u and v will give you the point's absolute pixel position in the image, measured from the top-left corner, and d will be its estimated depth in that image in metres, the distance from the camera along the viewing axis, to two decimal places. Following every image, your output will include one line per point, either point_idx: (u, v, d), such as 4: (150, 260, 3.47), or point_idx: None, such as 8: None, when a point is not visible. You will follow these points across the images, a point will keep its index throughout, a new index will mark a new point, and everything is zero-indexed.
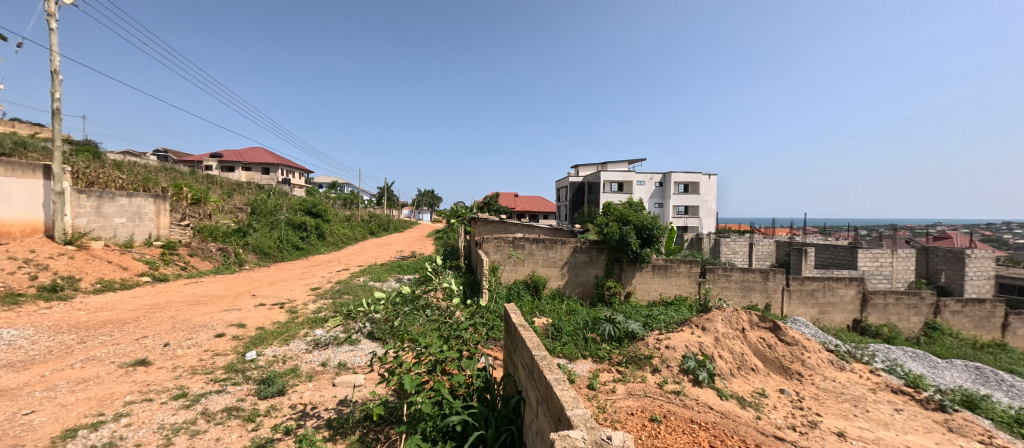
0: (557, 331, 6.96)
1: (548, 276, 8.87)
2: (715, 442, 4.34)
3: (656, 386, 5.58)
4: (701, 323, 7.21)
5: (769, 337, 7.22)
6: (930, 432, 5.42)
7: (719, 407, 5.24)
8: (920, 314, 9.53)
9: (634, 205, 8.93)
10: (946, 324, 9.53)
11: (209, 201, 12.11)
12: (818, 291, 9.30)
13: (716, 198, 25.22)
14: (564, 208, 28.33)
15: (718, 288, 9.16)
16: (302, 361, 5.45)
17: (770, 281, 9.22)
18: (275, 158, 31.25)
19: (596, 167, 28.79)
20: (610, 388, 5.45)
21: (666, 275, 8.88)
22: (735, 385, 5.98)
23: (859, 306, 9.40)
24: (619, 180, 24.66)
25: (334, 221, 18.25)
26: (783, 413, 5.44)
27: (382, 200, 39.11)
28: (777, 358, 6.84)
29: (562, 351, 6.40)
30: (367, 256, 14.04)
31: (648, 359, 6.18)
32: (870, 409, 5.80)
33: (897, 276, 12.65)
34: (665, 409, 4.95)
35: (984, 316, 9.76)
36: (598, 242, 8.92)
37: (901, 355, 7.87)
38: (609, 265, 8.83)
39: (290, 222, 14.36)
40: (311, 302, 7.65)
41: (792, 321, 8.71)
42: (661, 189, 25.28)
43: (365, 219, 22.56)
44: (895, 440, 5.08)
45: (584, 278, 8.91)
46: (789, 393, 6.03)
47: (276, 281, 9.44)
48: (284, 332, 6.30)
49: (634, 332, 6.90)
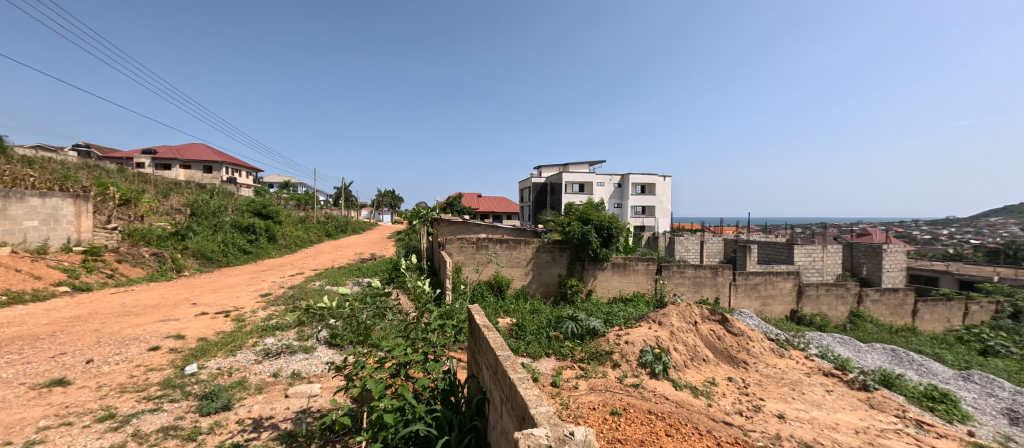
0: (521, 329, 6.57)
1: (512, 277, 8.53)
2: (673, 431, 4.11)
3: (616, 380, 5.37)
4: (656, 317, 7.07)
5: (718, 329, 7.19)
6: (856, 410, 5.51)
7: (674, 398, 5.08)
8: (846, 303, 9.95)
9: (594, 204, 8.72)
10: (868, 312, 9.99)
11: (141, 202, 10.93)
12: (760, 284, 9.51)
13: (670, 198, 25.90)
14: (527, 209, 28.16)
15: (672, 283, 9.14)
16: (250, 372, 4.52)
17: (719, 277, 9.29)
18: (219, 156, 29.15)
19: (559, 167, 28.86)
20: (573, 385, 5.15)
21: (625, 273, 8.76)
22: (688, 376, 5.85)
23: (796, 298, 9.72)
24: (580, 180, 24.83)
25: (286, 223, 17.13)
26: (730, 400, 5.34)
27: (338, 199, 37.54)
28: (726, 348, 6.80)
29: (526, 350, 6.04)
30: (324, 259, 13.18)
31: (608, 354, 5.96)
32: (805, 391, 5.86)
33: (828, 269, 13.23)
34: (625, 402, 4.69)
35: (898, 304, 10.28)
36: (560, 241, 8.66)
37: (830, 341, 8.13)
38: (571, 264, 8.60)
39: (236, 225, 13.24)
40: (260, 309, 6.82)
41: (738, 314, 8.82)
42: (620, 190, 25.56)
43: (321, 220, 21.40)
44: (828, 419, 5.11)
45: (547, 277, 8.63)
46: (737, 380, 5.96)
47: (220, 288, 8.54)
48: (229, 342, 5.28)
49: (596, 329, 6.66)
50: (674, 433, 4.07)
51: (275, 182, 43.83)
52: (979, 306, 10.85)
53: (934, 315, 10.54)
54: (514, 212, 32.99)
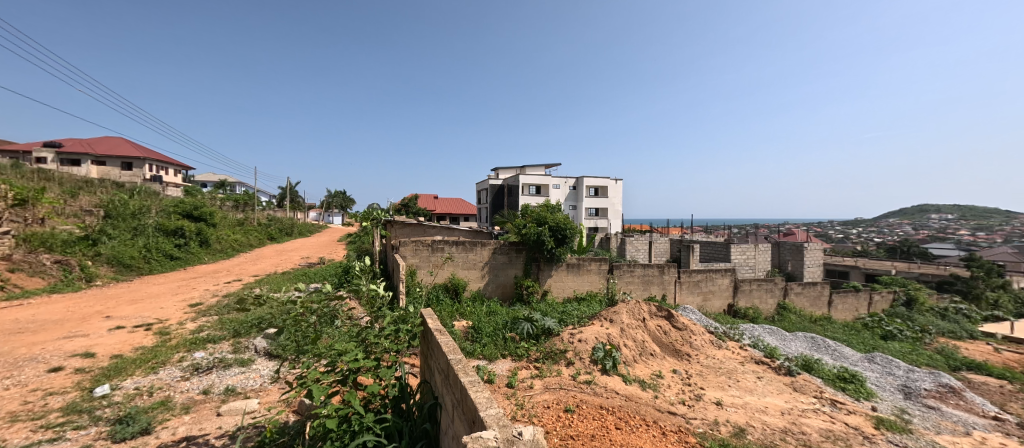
0: (477, 332, 6.53)
1: (468, 279, 8.48)
2: (622, 424, 4.28)
3: (570, 378, 5.50)
4: (608, 315, 7.35)
5: (664, 324, 7.59)
6: (782, 393, 6.05)
7: (623, 392, 5.29)
8: (774, 297, 10.91)
9: (550, 206, 8.84)
10: (793, 304, 11.02)
11: (42, 202, 9.63)
12: (702, 281, 10.17)
13: (621, 200, 26.98)
14: (484, 210, 28.12)
15: (623, 282, 9.52)
16: (176, 391, 4.12)
17: (665, 275, 9.81)
18: (140, 152, 26.35)
19: (515, 169, 29.07)
20: (528, 385, 5.20)
21: (579, 273, 9.00)
22: (636, 370, 6.12)
23: (732, 293, 10.50)
24: (536, 183, 25.12)
25: (222, 226, 15.81)
26: (674, 391, 5.66)
27: (282, 200, 35.29)
28: (671, 342, 7.20)
29: (481, 352, 6.02)
30: (264, 264, 12.30)
31: (562, 353, 6.09)
32: (739, 378, 6.34)
33: (760, 266, 14.43)
34: (578, 399, 4.82)
35: (817, 295, 11.43)
36: (516, 243, 8.73)
37: (761, 331, 8.88)
38: (528, 266, 8.70)
39: (161, 228, 12.01)
40: (189, 321, 6.22)
41: (682, 309, 9.37)
42: (575, 192, 26.20)
43: (262, 222, 19.98)
44: (758, 403, 5.56)
45: (503, 278, 8.67)
46: (680, 372, 6.33)
47: (141, 298, 7.69)
48: (150, 359, 4.77)
49: (551, 328, 6.79)
50: (623, 426, 4.25)
51: (210, 181, 40.35)
52: (881, 296, 12.35)
53: (846, 305, 11.84)
54: (470, 214, 32.78)
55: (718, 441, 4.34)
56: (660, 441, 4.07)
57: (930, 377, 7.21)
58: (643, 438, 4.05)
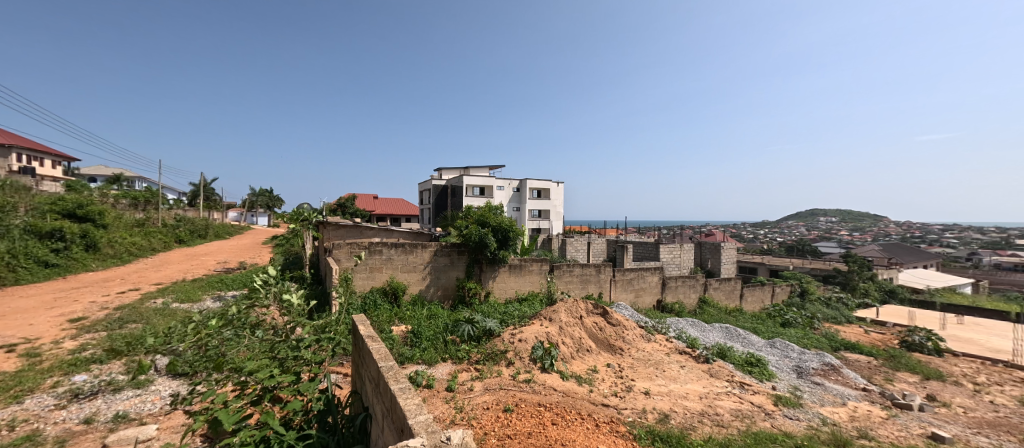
0: (416, 336, 6.35)
1: (408, 282, 8.21)
2: (559, 420, 4.42)
3: (509, 377, 5.56)
4: (547, 314, 7.54)
5: (600, 321, 7.94)
6: (700, 379, 6.64)
7: (561, 388, 5.46)
8: (696, 292, 11.94)
9: (492, 207, 8.85)
10: (711, 298, 12.14)
11: None
12: (634, 278, 10.81)
13: (561, 202, 27.86)
14: (426, 211, 27.48)
15: (562, 282, 9.82)
16: (47, 423, 3.51)
17: (602, 274, 10.29)
18: (6, 139, 22.04)
19: (458, 170, 28.77)
20: (468, 387, 5.17)
21: (521, 274, 9.12)
22: (574, 366, 6.35)
23: (661, 289, 11.31)
24: (480, 184, 25.03)
25: (115, 227, 13.75)
26: (608, 384, 5.95)
27: (195, 198, 31.58)
28: (606, 338, 7.57)
29: (421, 357, 5.86)
30: (170, 271, 10.91)
31: (503, 353, 6.15)
32: (665, 368, 6.85)
33: (685, 264, 15.72)
34: (517, 398, 4.89)
35: (731, 289, 12.70)
36: (458, 244, 8.63)
37: (684, 324, 9.66)
38: (469, 267, 8.63)
39: (33, 229, 10.15)
40: (68, 339, 5.33)
41: (616, 306, 9.90)
42: (518, 194, 26.49)
43: (168, 223, 17.71)
44: (681, 390, 6.04)
45: (445, 281, 8.53)
46: (613, 366, 6.67)
47: (4, 314, 6.44)
48: (10, 387, 4.00)
49: (492, 329, 6.81)
50: (560, 421, 4.39)
51: (100, 176, 34.86)
52: (782, 288, 14.05)
53: (754, 297, 13.29)
54: (410, 215, 31.84)
55: (646, 427, 4.63)
56: (593, 432, 4.26)
57: (817, 357, 8.34)
58: (577, 431, 4.22)
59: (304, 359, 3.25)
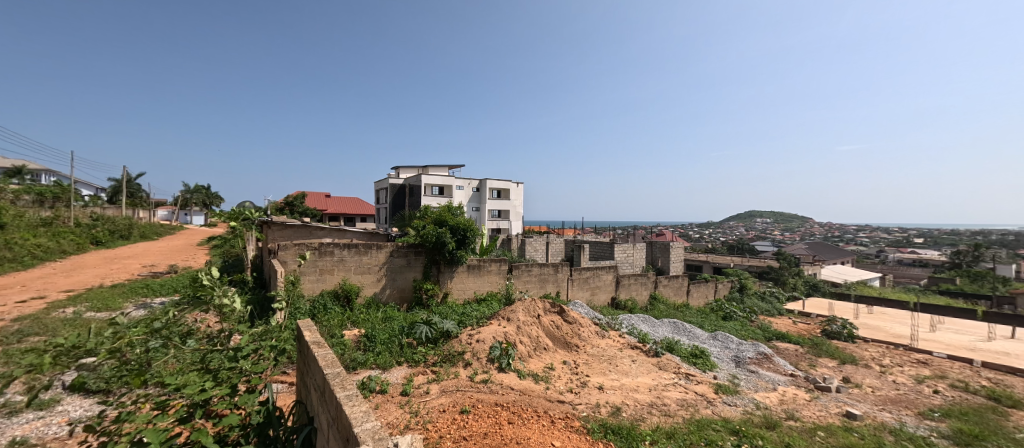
0: (370, 340, 6.13)
1: (362, 284, 7.90)
2: (515, 419, 4.45)
3: (467, 378, 5.51)
4: (505, 314, 7.56)
5: (557, 319, 8.09)
6: (650, 372, 6.96)
7: (518, 387, 5.49)
8: (648, 289, 12.50)
9: (451, 207, 8.73)
10: (661, 294, 12.77)
11: None
12: (590, 277, 11.13)
13: (521, 203, 28.07)
14: (382, 210, 26.66)
15: (521, 281, 9.89)
16: None
17: (559, 273, 10.49)
18: None
19: (416, 169, 28.16)
20: (424, 390, 5.06)
21: (479, 274, 9.09)
22: (531, 365, 6.42)
23: (615, 287, 11.73)
24: (439, 183, 24.65)
25: (15, 228, 12.08)
26: (563, 380, 6.07)
27: (116, 195, 28.46)
28: (563, 336, 7.72)
29: (375, 362, 5.66)
30: (85, 276, 9.77)
31: (460, 354, 6.10)
32: (618, 363, 7.11)
33: (637, 262, 16.41)
34: (474, 399, 4.87)
35: (679, 286, 13.43)
36: (415, 245, 8.44)
37: (636, 320, 10.07)
38: (427, 268, 8.46)
39: None
40: None
41: (573, 304, 10.13)
42: (477, 194, 26.38)
43: (83, 223, 15.84)
44: (632, 383, 6.30)
45: (401, 282, 8.31)
46: (569, 363, 6.82)
47: None
48: None
49: (450, 331, 6.71)
50: (516, 420, 4.42)
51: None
52: (724, 284, 15.07)
53: (700, 292, 14.14)
54: (365, 215, 30.71)
55: (599, 421, 4.77)
56: (549, 429, 4.33)
57: (753, 347, 9.02)
58: (533, 429, 4.26)
59: (241, 368, 3.02)
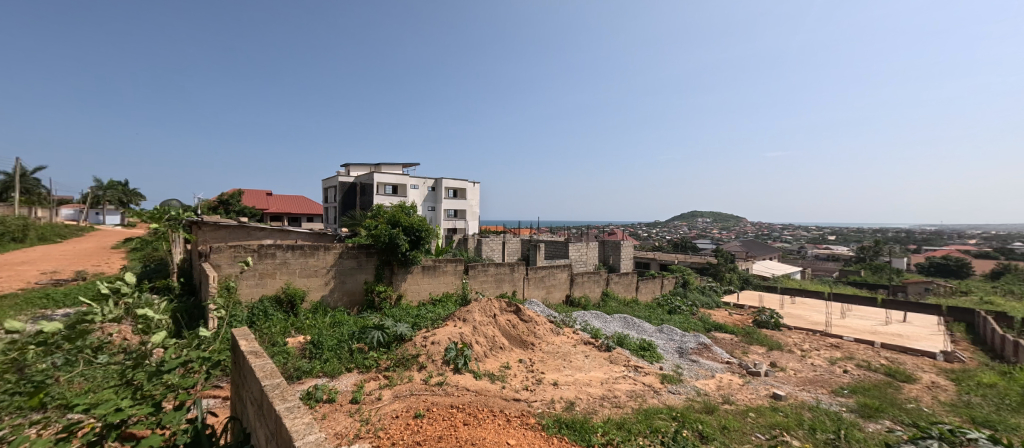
0: (317, 347, 5.83)
1: (307, 288, 7.48)
2: (471, 420, 4.44)
3: (421, 382, 5.41)
4: (461, 314, 7.51)
5: (513, 318, 8.16)
6: (602, 366, 7.22)
7: (473, 387, 5.48)
8: (600, 286, 12.94)
9: (405, 207, 8.49)
10: (612, 291, 13.28)
11: None
12: (545, 276, 11.32)
13: (477, 202, 27.98)
14: (330, 210, 25.40)
15: (477, 281, 9.85)
16: None
17: (515, 272, 10.58)
18: None
19: (367, 167, 27.15)
20: (375, 396, 4.91)
21: (435, 275, 8.95)
22: (486, 365, 6.42)
23: (569, 285, 12.03)
24: (392, 182, 23.94)
25: None
26: (519, 379, 6.13)
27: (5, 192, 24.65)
28: (518, 334, 7.80)
29: (323, 369, 5.40)
30: None
31: (415, 357, 5.97)
32: (572, 359, 7.31)
33: (590, 260, 16.93)
34: (428, 403, 4.79)
35: (629, 282, 14.02)
36: (366, 246, 8.14)
37: (589, 316, 10.40)
38: (379, 270, 8.20)
39: None
40: None
41: (529, 303, 10.26)
42: (433, 193, 25.92)
43: None
44: (585, 378, 6.50)
45: (351, 285, 7.98)
46: (525, 361, 6.90)
47: None
48: None
49: (403, 334, 6.55)
50: (471, 421, 4.41)
51: None
52: (670, 279, 15.95)
53: (648, 288, 14.86)
54: (311, 215, 29.08)
55: (553, 416, 4.88)
56: (504, 428, 4.36)
57: (694, 338, 9.64)
58: (488, 429, 4.27)
59: (164, 384, 2.74)
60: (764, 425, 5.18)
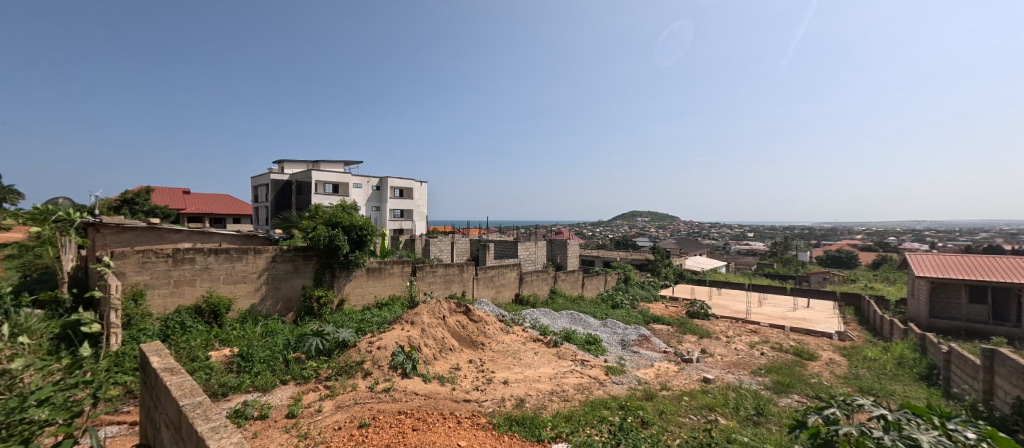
0: (247, 359, 5.33)
1: (233, 296, 6.80)
2: (421, 424, 4.31)
3: (366, 389, 5.15)
4: (409, 317, 7.25)
5: (462, 319, 8.04)
6: (551, 362, 7.35)
7: (422, 391, 5.32)
8: (548, 283, 13.20)
9: (346, 206, 8.04)
10: (559, 288, 13.59)
11: None
12: (495, 275, 11.31)
13: (424, 203, 27.35)
14: (261, 210, 23.48)
15: (425, 283, 9.60)
16: None
17: (464, 273, 10.46)
18: None
19: (305, 165, 25.49)
20: (315, 408, 4.59)
21: (379, 277, 8.60)
22: (436, 368, 6.26)
23: (518, 284, 12.13)
24: (332, 181, 22.69)
25: None
26: (469, 379, 6.06)
27: None
28: (468, 335, 7.71)
29: (254, 383, 4.95)
30: None
31: (359, 364, 5.67)
32: (522, 357, 7.36)
33: (538, 259, 17.22)
34: (374, 411, 4.56)
35: (575, 280, 14.44)
36: (304, 248, 7.61)
37: (538, 314, 10.56)
38: (318, 274, 7.70)
39: None
40: None
41: (479, 303, 10.18)
42: (377, 193, 24.95)
43: None
44: (534, 374, 6.58)
45: (286, 291, 7.41)
46: (475, 361, 6.83)
47: None
48: None
49: (346, 340, 6.20)
50: (420, 426, 4.27)
51: None
52: (613, 276, 16.67)
53: (593, 284, 15.42)
54: (238, 216, 26.67)
55: (504, 415, 4.87)
56: (455, 429, 4.28)
57: (635, 330, 10.15)
58: (439, 432, 4.16)
59: (31, 419, 2.18)
60: (697, 407, 5.56)
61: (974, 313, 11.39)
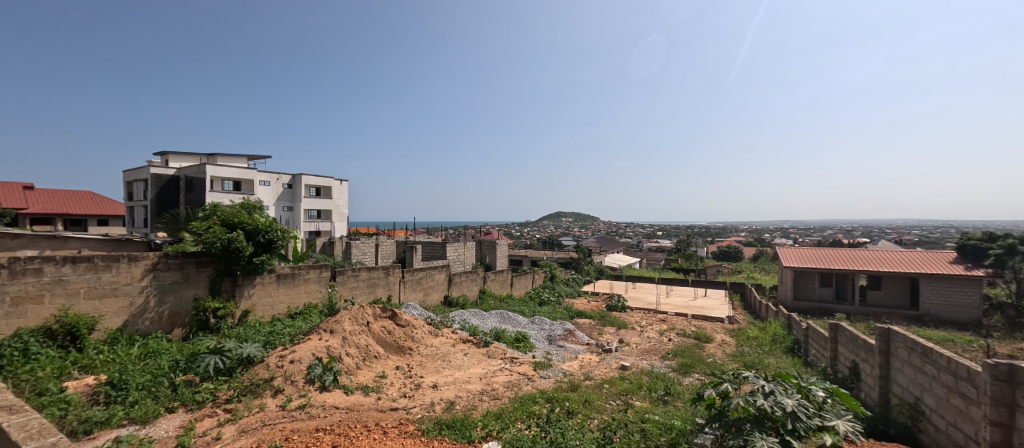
0: (121, 386, 4.51)
1: (99, 314, 5.70)
2: (342, 440, 4.00)
3: (277, 409, 4.65)
4: (327, 326, 6.71)
5: (388, 324, 7.67)
6: (480, 362, 7.33)
7: (344, 404, 4.95)
8: (477, 284, 13.16)
9: (247, 205, 7.20)
10: (488, 288, 13.64)
11: None
12: (422, 277, 10.98)
13: (344, 203, 25.68)
14: (140, 211, 20.12)
15: (346, 289, 8.99)
16: None
17: (390, 276, 10.00)
18: None
19: (199, 159, 22.43)
20: (212, 436, 4.03)
21: (291, 284, 7.86)
22: (359, 378, 5.87)
23: (447, 285, 11.92)
24: (234, 177, 20.27)
25: None
26: (396, 387, 5.78)
27: None
28: (395, 341, 7.37)
29: (131, 414, 4.20)
30: None
31: (268, 381, 5.11)
32: (451, 359, 7.24)
33: (467, 259, 17.10)
34: (286, 431, 4.14)
35: (504, 279, 14.61)
36: (196, 254, 6.66)
37: (467, 315, 10.48)
38: (214, 283, 6.79)
39: None
40: None
41: (406, 307, 9.81)
42: (289, 191, 22.88)
43: None
44: (463, 376, 6.49)
45: (173, 304, 6.42)
46: (402, 368, 6.55)
47: None
48: None
49: (251, 356, 5.56)
50: (341, 442, 3.96)
51: None
52: (540, 274, 17.20)
53: (521, 283, 15.74)
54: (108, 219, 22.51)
55: (433, 420, 4.73)
56: (381, 441, 4.05)
57: (561, 326, 10.56)
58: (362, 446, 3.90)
59: None
60: (616, 393, 5.95)
61: (824, 294, 13.87)
